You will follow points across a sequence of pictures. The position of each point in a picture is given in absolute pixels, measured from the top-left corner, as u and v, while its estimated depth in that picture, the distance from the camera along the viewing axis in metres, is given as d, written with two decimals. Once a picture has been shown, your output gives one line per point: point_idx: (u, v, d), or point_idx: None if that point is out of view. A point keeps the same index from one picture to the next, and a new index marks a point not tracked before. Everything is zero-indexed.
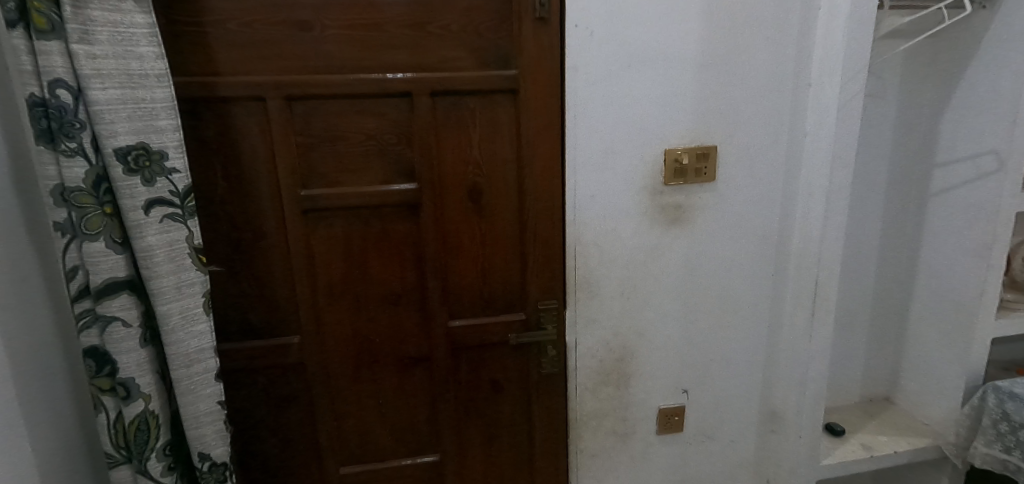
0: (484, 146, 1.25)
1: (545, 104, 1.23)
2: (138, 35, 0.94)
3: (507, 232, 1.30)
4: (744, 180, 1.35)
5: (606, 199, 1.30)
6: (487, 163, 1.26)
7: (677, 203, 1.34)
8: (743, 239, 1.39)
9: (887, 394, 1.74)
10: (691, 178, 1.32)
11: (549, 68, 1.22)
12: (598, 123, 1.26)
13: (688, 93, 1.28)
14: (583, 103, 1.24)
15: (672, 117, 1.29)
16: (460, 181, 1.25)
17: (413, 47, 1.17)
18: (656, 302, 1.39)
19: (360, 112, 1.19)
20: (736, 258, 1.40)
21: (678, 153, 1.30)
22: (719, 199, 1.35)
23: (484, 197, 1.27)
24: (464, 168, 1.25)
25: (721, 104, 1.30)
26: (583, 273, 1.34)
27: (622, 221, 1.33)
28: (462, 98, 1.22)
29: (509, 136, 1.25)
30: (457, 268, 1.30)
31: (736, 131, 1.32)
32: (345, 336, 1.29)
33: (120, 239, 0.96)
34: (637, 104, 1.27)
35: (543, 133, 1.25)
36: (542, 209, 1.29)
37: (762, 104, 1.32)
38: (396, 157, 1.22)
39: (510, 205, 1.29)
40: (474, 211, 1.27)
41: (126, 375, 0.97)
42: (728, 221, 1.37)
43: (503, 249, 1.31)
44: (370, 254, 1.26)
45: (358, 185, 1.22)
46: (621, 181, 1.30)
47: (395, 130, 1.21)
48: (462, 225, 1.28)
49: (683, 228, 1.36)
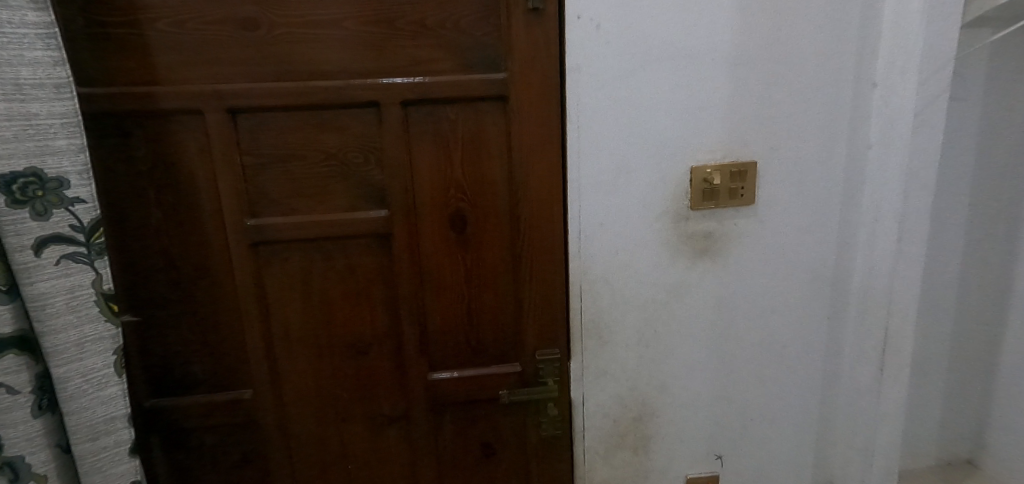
0: (469, 165, 1.03)
1: (542, 114, 1.02)
2: (29, 36, 0.76)
3: (498, 267, 1.08)
4: (791, 203, 1.10)
5: (618, 227, 1.07)
6: (472, 186, 1.04)
7: (706, 231, 1.09)
8: (790, 274, 1.13)
9: (970, 456, 1.44)
10: (723, 200, 1.07)
11: (546, 70, 1.00)
12: (608, 136, 1.03)
13: (719, 98, 1.04)
14: (589, 112, 1.02)
15: (701, 128, 1.05)
16: (440, 207, 1.04)
17: (380, 48, 0.97)
18: (682, 350, 1.14)
19: (318, 126, 0.99)
20: (782, 298, 1.14)
21: (707, 171, 1.06)
22: (759, 226, 1.10)
23: (469, 226, 1.06)
24: (444, 192, 1.04)
25: (760, 111, 1.06)
26: (592, 317, 1.10)
27: (639, 254, 1.09)
28: (440, 107, 1.01)
29: (498, 153, 1.04)
30: (438, 310, 1.09)
31: (779, 143, 1.07)
32: (307, 389, 1.10)
33: (6, 286, 0.78)
34: (657, 112, 1.03)
35: (539, 148, 1.03)
36: (539, 240, 1.06)
37: (812, 109, 1.06)
38: (363, 179, 1.02)
39: (501, 235, 1.07)
40: (457, 242, 1.06)
41: (14, 452, 0.80)
42: (770, 253, 1.12)
43: (493, 288, 1.09)
44: (334, 294, 1.06)
45: (318, 214, 1.02)
46: (635, 206, 1.06)
47: (360, 148, 1.01)
48: (443, 259, 1.07)
49: (715, 262, 1.11)
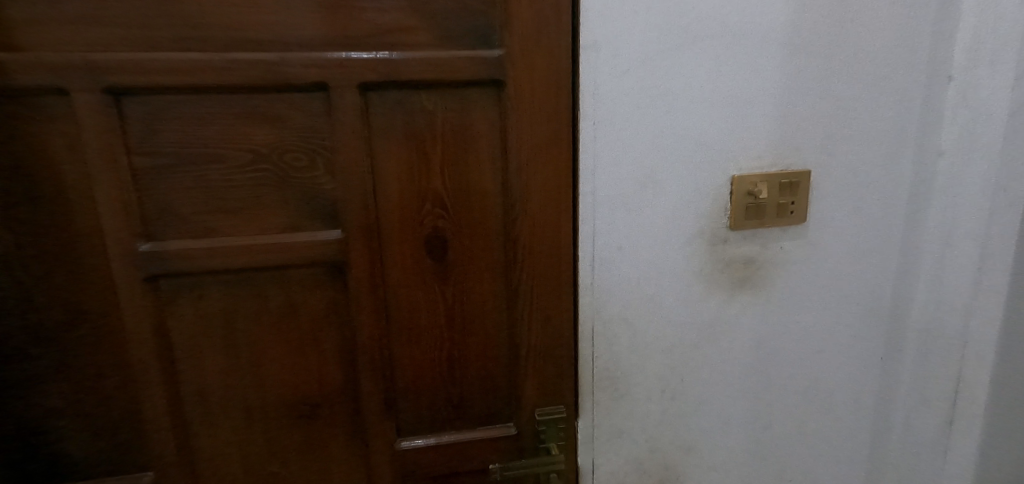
0: (450, 172, 0.78)
1: (547, 106, 0.77)
2: None
3: (487, 304, 0.84)
4: (847, 222, 0.89)
5: (640, 252, 0.84)
6: (455, 198, 0.79)
7: (746, 256, 0.87)
8: (841, 307, 0.92)
9: None
10: (770, 218, 0.86)
11: (554, 47, 0.76)
12: (633, 136, 0.80)
13: (769, 91, 0.83)
14: (608, 105, 0.79)
15: (745, 129, 0.83)
16: (413, 228, 0.79)
17: (328, 10, 0.71)
18: (714, 402, 0.92)
19: (243, 116, 0.72)
20: (834, 336, 0.93)
21: (753, 182, 0.84)
22: (808, 249, 0.89)
23: (451, 251, 0.81)
24: (419, 207, 0.79)
25: (816, 108, 0.85)
26: (606, 364, 0.87)
27: (666, 286, 0.86)
28: (412, 93, 0.76)
29: (490, 155, 0.79)
30: (409, 359, 0.83)
31: (838, 148, 0.86)
32: (232, 467, 0.82)
33: None
34: (692, 107, 0.81)
35: (543, 150, 0.79)
36: (541, 268, 0.82)
37: (876, 107, 0.86)
38: (307, 190, 0.76)
39: (491, 263, 0.82)
40: (436, 273, 0.81)
41: None
42: (820, 282, 0.91)
43: (480, 331, 0.84)
44: (268, 343, 0.79)
45: (244, 237, 0.75)
46: (661, 227, 0.84)
47: (304, 147, 0.74)
48: (415, 295, 0.81)
49: (756, 294, 0.89)
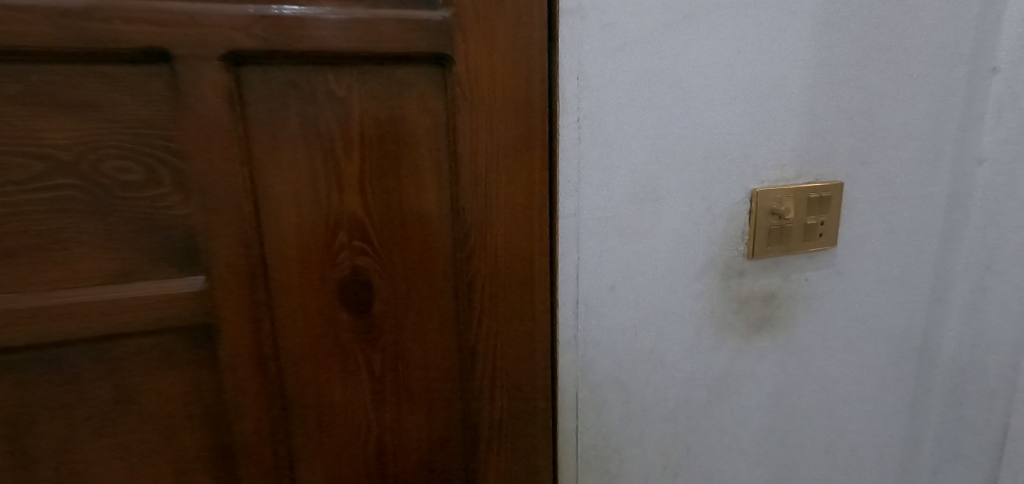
0: (374, 188, 0.54)
1: (514, 93, 0.54)
2: None
3: (431, 370, 0.60)
4: (881, 246, 0.72)
5: (637, 292, 0.63)
6: (384, 227, 0.55)
7: (766, 291, 0.69)
8: (868, 349, 0.75)
9: None
10: (796, 244, 0.67)
11: (524, 7, 0.53)
12: (631, 137, 0.59)
13: (801, 80, 0.63)
14: (598, 95, 0.57)
15: (770, 129, 0.64)
16: (321, 269, 0.54)
17: None
18: (724, 475, 0.73)
19: (28, 102, 0.45)
20: (862, 382, 0.76)
21: (777, 198, 0.65)
22: (837, 280, 0.71)
23: (378, 301, 0.56)
24: (329, 240, 0.54)
25: (855, 104, 0.66)
26: (592, 438, 0.66)
27: (668, 334, 0.66)
28: (312, 71, 0.50)
29: (434, 164, 0.55)
30: (319, 456, 0.58)
31: (878, 154, 0.68)
32: None
33: None
34: (706, 100, 0.60)
35: (509, 157, 0.55)
36: (507, 320, 0.59)
37: (921, 101, 0.69)
38: (147, 218, 0.49)
39: (435, 314, 0.59)
40: (358, 332, 0.57)
41: None
42: (847, 319, 0.73)
43: (423, 408, 0.60)
44: (91, 454, 0.52)
45: (34, 294, 0.47)
46: (666, 258, 0.64)
47: (137, 151, 0.47)
48: (324, 364, 0.56)
49: (777, 338, 0.71)
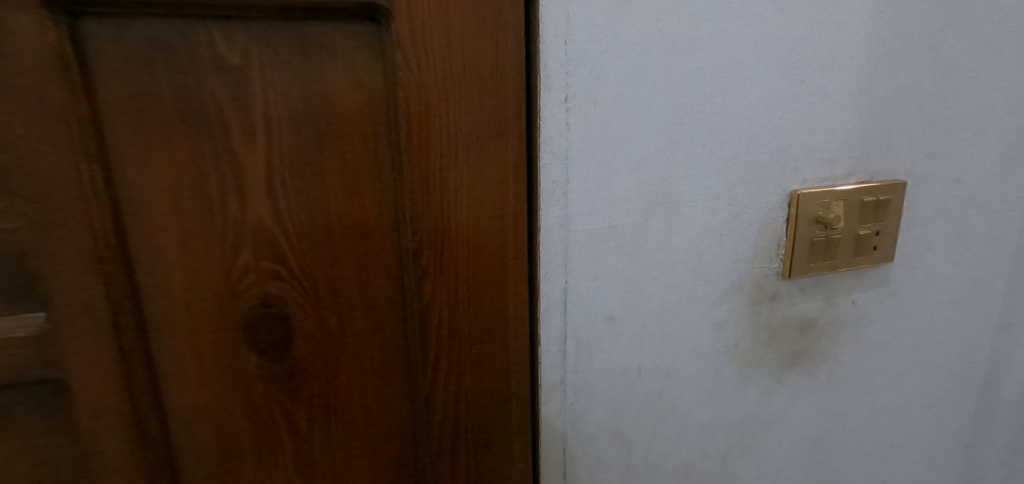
0: (287, 191, 0.40)
1: (478, 62, 0.39)
2: None
3: (374, 423, 0.46)
4: (947, 261, 0.57)
5: (642, 322, 0.49)
6: (304, 243, 0.41)
7: (803, 317, 0.55)
8: (925, 385, 0.61)
9: None
10: (845, 259, 0.53)
11: None
12: (636, 122, 0.44)
13: (859, 50, 0.49)
14: (593, 66, 0.42)
15: (816, 114, 0.49)
16: (218, 300, 0.40)
17: None
18: None
19: None
20: (914, 424, 0.63)
21: (823, 202, 0.51)
22: (890, 302, 0.57)
23: (300, 339, 0.43)
24: (226, 260, 0.40)
25: (928, 82, 0.51)
26: None
27: (682, 373, 0.52)
28: (188, 27, 0.35)
29: (370, 158, 0.40)
30: None
31: (952, 147, 0.53)
32: None
33: None
34: (737, 75, 0.46)
35: (472, 149, 0.41)
36: (472, 361, 0.46)
37: (1015, 78, 0.53)
38: None
39: (378, 354, 0.45)
40: (274, 380, 0.43)
41: None
42: (900, 350, 0.59)
43: (364, 470, 0.47)
44: None
45: None
46: (680, 280, 0.49)
47: None
48: (229, 422, 0.43)
49: (814, 375, 0.57)
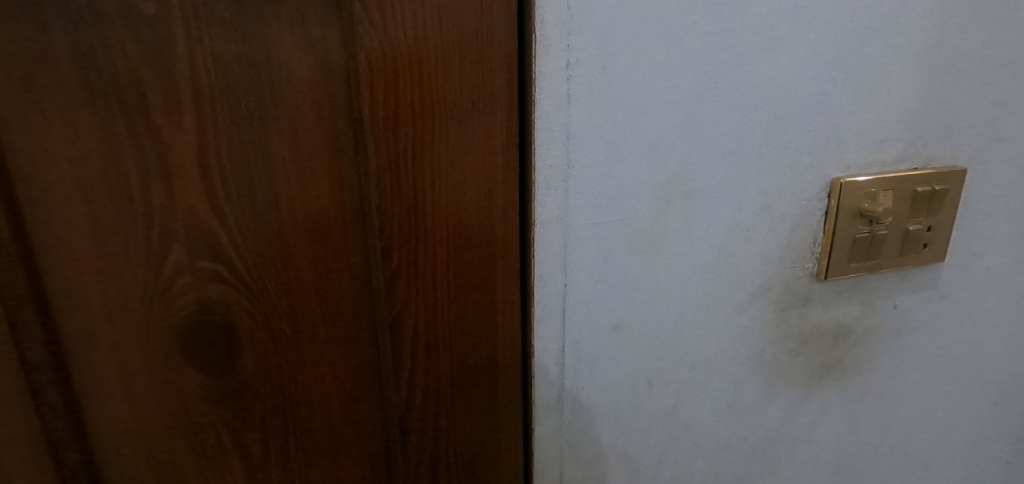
0: (224, 176, 0.32)
1: (459, 18, 0.32)
2: None
3: (339, 445, 0.40)
4: (1005, 261, 0.50)
5: (653, 331, 0.43)
6: (249, 239, 0.34)
7: (838, 324, 0.48)
8: (970, 399, 0.54)
9: None
10: (889, 259, 0.46)
11: None
12: (652, 95, 0.37)
13: (921, 12, 0.40)
14: (601, 26, 0.34)
15: (865, 88, 0.41)
16: (146, 306, 0.34)
17: None
18: None
19: None
20: (955, 441, 0.56)
21: (870, 193, 0.43)
22: (938, 308, 0.50)
23: (248, 353, 0.36)
24: (152, 258, 0.33)
25: (999, 51, 0.43)
26: None
27: (697, 387, 0.45)
28: None
29: (326, 136, 0.33)
30: None
31: (1022, 130, 0.45)
32: None
33: None
34: (773, 39, 0.38)
35: (452, 127, 0.33)
36: (453, 378, 0.39)
37: None
38: None
39: (343, 370, 0.38)
40: (218, 400, 0.36)
41: None
42: (945, 361, 0.52)
43: None
44: None
45: None
46: (698, 282, 0.42)
47: None
48: (165, 446, 0.36)
49: (847, 388, 0.50)
